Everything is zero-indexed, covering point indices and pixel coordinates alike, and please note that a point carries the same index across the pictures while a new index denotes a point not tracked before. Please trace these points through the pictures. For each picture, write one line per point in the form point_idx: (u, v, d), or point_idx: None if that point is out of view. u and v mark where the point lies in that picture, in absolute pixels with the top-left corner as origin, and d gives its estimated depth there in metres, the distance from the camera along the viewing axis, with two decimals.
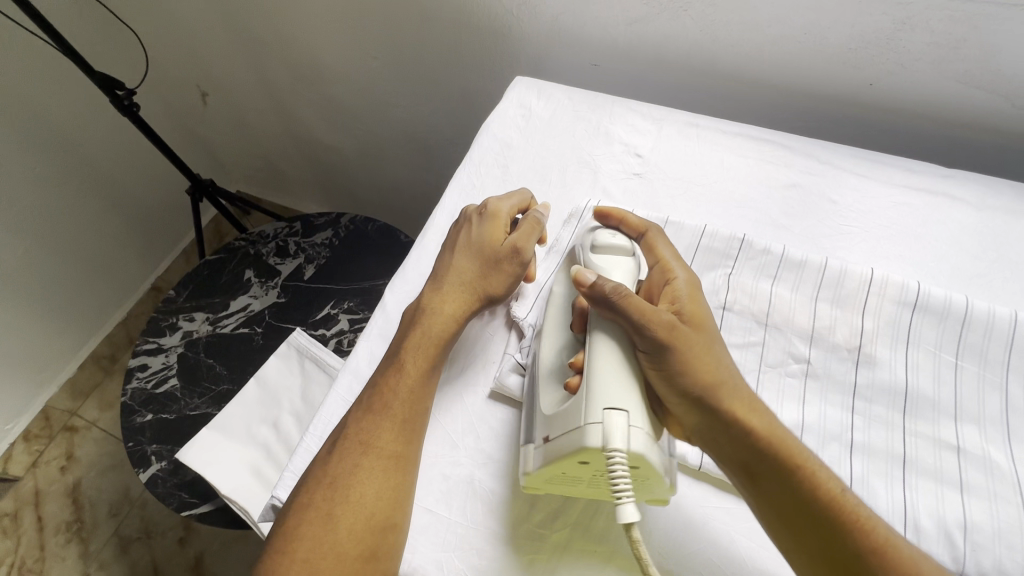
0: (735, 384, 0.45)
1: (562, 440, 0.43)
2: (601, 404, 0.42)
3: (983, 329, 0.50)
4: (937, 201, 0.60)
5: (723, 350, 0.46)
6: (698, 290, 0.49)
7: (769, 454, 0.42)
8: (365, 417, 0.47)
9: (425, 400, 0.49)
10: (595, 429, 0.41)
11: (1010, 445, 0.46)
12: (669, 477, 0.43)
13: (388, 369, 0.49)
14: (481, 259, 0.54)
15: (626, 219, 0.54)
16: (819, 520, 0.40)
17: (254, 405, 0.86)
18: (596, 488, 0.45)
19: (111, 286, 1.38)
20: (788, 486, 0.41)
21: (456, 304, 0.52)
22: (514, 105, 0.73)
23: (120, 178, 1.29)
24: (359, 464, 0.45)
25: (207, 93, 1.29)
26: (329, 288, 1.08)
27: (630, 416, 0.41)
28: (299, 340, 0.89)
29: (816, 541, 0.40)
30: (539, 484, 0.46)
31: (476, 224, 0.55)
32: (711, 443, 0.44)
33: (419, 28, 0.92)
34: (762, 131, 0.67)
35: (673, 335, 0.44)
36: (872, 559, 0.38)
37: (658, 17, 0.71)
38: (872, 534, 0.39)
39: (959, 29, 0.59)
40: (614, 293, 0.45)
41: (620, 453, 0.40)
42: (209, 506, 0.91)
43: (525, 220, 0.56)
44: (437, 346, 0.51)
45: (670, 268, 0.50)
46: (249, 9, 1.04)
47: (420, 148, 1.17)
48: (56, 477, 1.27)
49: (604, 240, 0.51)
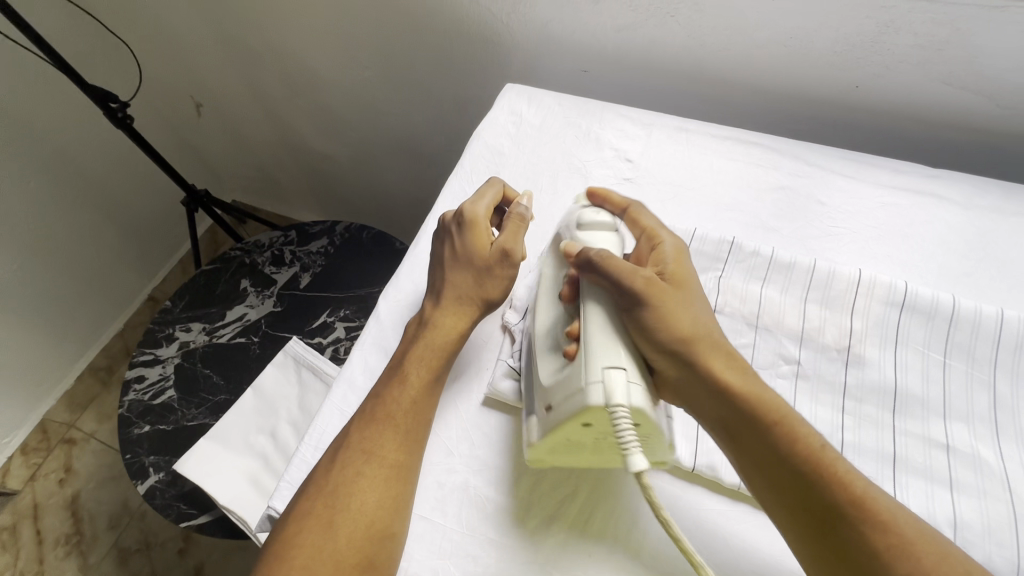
0: (715, 340, 0.45)
1: (563, 404, 0.44)
2: (600, 364, 0.43)
3: (970, 327, 0.50)
4: (924, 201, 0.61)
5: (704, 308, 0.47)
6: (683, 253, 0.50)
7: (746, 408, 0.42)
8: (367, 426, 0.47)
9: (426, 411, 0.49)
10: (596, 387, 0.42)
11: (998, 442, 0.46)
12: (667, 435, 0.45)
13: (390, 379, 0.50)
14: (473, 269, 0.54)
15: (610, 198, 0.55)
16: (793, 472, 0.40)
17: (251, 414, 0.86)
18: (599, 454, 0.47)
19: (107, 296, 1.37)
20: (762, 440, 0.42)
21: (458, 317, 0.53)
22: (504, 112, 0.74)
23: (114, 188, 1.29)
24: (361, 472, 0.45)
25: (201, 103, 1.30)
26: (325, 296, 1.08)
27: (629, 373, 0.42)
28: (295, 349, 0.89)
29: (791, 490, 0.40)
30: (544, 455, 0.48)
31: (458, 234, 0.55)
32: (692, 399, 0.44)
33: (410, 37, 0.93)
34: (750, 135, 0.68)
35: (652, 290, 0.45)
36: (851, 511, 0.38)
37: (645, 23, 0.72)
38: (849, 487, 0.39)
39: (942, 32, 0.60)
40: (597, 256, 0.47)
41: (623, 409, 0.41)
42: (208, 517, 0.91)
43: (509, 217, 0.56)
44: (440, 356, 0.51)
45: (656, 235, 0.51)
46: (241, 20, 1.05)
47: (414, 156, 1.18)
48: (55, 490, 1.27)
49: (590, 217, 0.52)
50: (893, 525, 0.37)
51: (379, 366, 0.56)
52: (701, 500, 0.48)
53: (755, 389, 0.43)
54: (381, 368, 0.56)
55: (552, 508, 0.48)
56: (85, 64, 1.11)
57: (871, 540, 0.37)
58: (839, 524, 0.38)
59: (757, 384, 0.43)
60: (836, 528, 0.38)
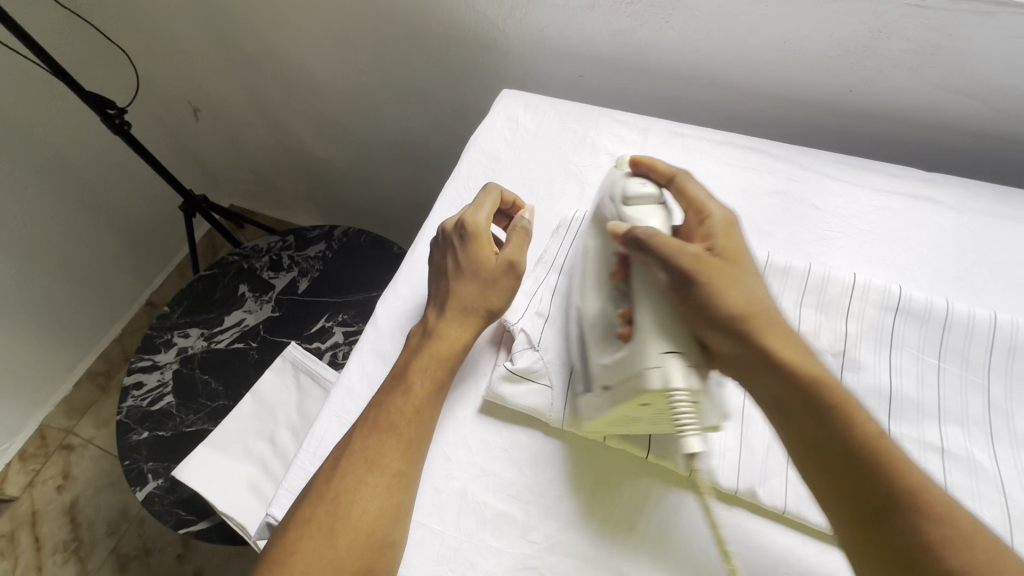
0: (771, 318, 0.45)
1: (622, 387, 0.45)
2: (656, 349, 0.43)
3: (964, 331, 0.50)
4: (918, 205, 0.62)
5: (760, 283, 0.47)
6: (734, 225, 0.50)
7: (804, 390, 0.42)
8: (370, 435, 0.47)
9: (429, 421, 0.49)
10: (655, 372, 0.42)
11: (993, 445, 0.46)
12: (720, 405, 0.44)
13: (394, 387, 0.50)
14: (477, 280, 0.54)
15: (655, 166, 0.54)
16: (848, 458, 0.40)
17: (249, 419, 0.86)
18: (658, 424, 0.46)
19: (105, 302, 1.37)
20: (824, 425, 0.41)
21: (462, 328, 0.53)
22: (501, 118, 0.74)
23: (112, 194, 1.29)
24: (364, 481, 0.45)
25: (199, 108, 1.30)
26: (323, 301, 1.08)
27: (684, 356, 0.43)
28: (294, 354, 0.90)
29: (846, 475, 0.40)
30: (600, 427, 0.48)
31: (460, 246, 0.55)
32: (748, 376, 0.44)
33: (407, 42, 0.93)
34: (746, 139, 0.68)
35: (700, 268, 0.45)
36: (906, 500, 0.38)
37: (641, 29, 0.73)
38: (906, 476, 0.38)
39: (933, 37, 0.60)
40: (643, 236, 0.47)
41: (681, 391, 0.42)
42: (206, 523, 0.91)
43: (513, 229, 0.57)
44: (445, 366, 0.51)
45: (704, 207, 0.51)
46: (239, 26, 1.05)
47: (412, 160, 1.18)
48: (53, 496, 1.27)
49: (634, 190, 0.51)
50: (951, 517, 0.37)
51: (377, 373, 0.56)
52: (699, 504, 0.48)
53: (815, 371, 0.43)
54: (379, 375, 0.56)
55: (550, 511, 0.48)
56: (83, 70, 1.11)
57: (923, 532, 0.37)
58: (894, 511, 0.38)
59: (814, 365, 0.43)
60: (891, 518, 0.38)
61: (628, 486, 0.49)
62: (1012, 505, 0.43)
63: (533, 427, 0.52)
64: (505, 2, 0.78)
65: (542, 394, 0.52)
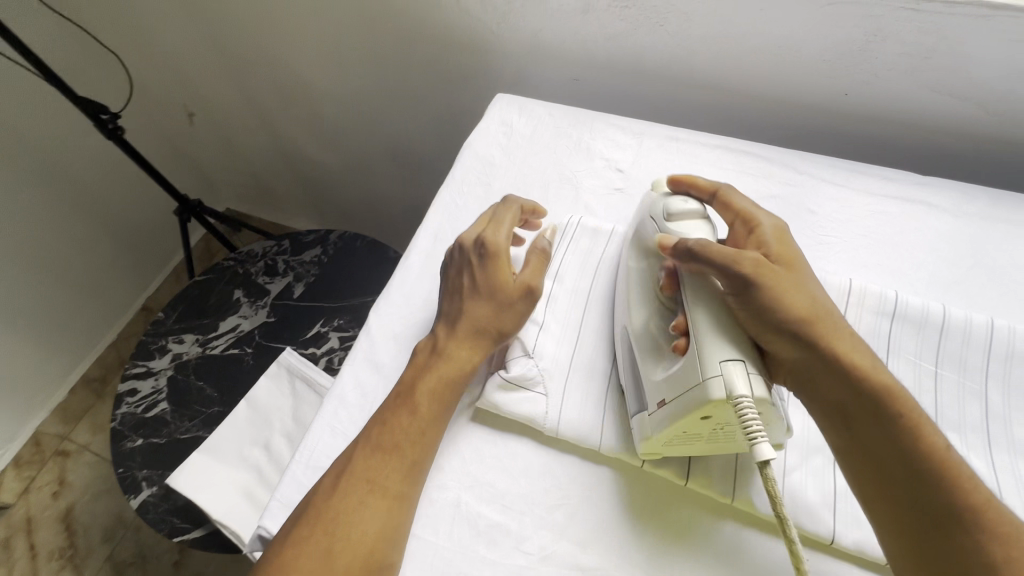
0: (836, 324, 0.45)
1: (681, 399, 0.43)
2: (716, 357, 0.42)
3: (961, 336, 0.50)
4: (914, 209, 0.61)
5: (819, 290, 0.47)
6: (785, 233, 0.49)
7: (870, 399, 0.42)
8: (372, 456, 0.46)
9: (432, 442, 0.49)
10: (717, 381, 0.41)
11: (991, 452, 0.46)
12: (785, 420, 0.43)
13: (398, 407, 0.49)
14: (493, 301, 0.52)
15: (696, 182, 0.55)
16: (913, 469, 0.40)
17: (244, 426, 0.85)
18: (719, 444, 0.45)
19: (101, 308, 1.37)
20: (888, 436, 0.41)
21: (471, 349, 0.51)
22: (495, 122, 0.74)
23: (105, 197, 1.28)
24: (364, 503, 0.44)
25: (194, 112, 1.29)
26: (318, 306, 1.08)
27: (747, 364, 0.41)
28: (289, 360, 0.89)
29: (907, 489, 0.40)
30: (657, 448, 0.46)
31: (478, 265, 0.54)
32: (810, 384, 0.44)
33: (402, 46, 0.93)
34: (742, 143, 0.68)
35: (762, 274, 0.44)
36: (968, 517, 0.38)
37: (635, 32, 0.72)
38: (970, 493, 0.38)
39: (928, 40, 0.60)
40: (696, 246, 0.46)
41: (747, 399, 0.40)
42: (201, 531, 0.90)
43: (531, 251, 0.57)
44: (452, 387, 0.50)
45: (752, 216, 0.50)
46: (233, 30, 1.05)
47: (408, 164, 1.18)
48: (49, 503, 1.26)
49: (678, 207, 0.51)
50: (1014, 537, 0.37)
51: (370, 382, 0.55)
52: (698, 514, 0.46)
53: (883, 380, 0.42)
54: (372, 384, 0.55)
55: (544, 522, 0.47)
56: (77, 75, 1.10)
57: (987, 549, 0.37)
58: (956, 527, 0.38)
59: (881, 373, 0.43)
60: (954, 532, 0.38)
61: (626, 496, 0.48)
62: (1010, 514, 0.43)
63: (526, 436, 0.51)
64: (499, 5, 0.78)
65: (537, 404, 0.51)
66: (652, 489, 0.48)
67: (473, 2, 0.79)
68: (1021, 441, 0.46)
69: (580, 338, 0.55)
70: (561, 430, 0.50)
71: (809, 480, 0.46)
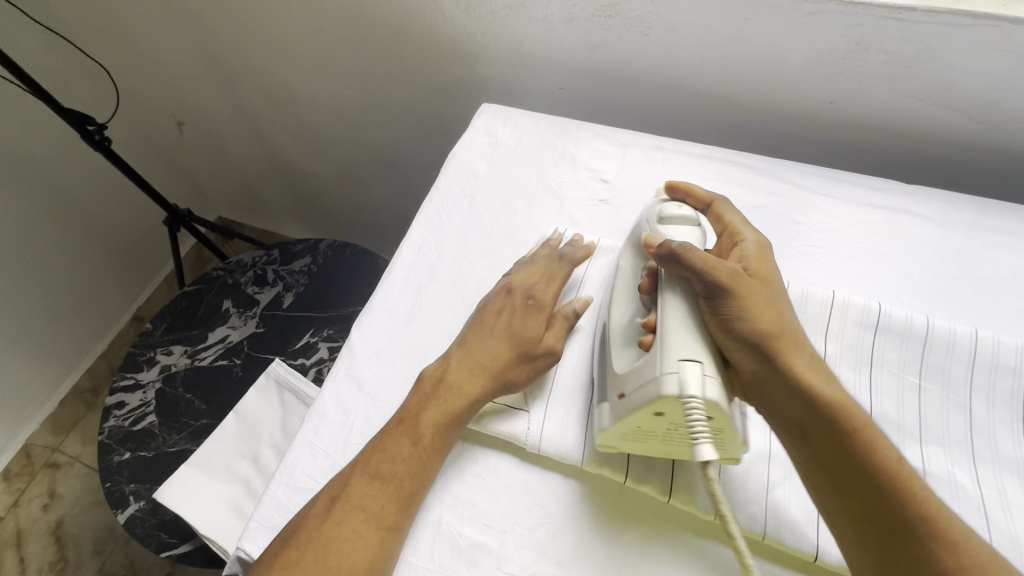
0: (797, 339, 0.45)
1: (636, 393, 0.43)
2: (675, 356, 0.42)
3: (945, 348, 0.50)
4: (900, 219, 0.61)
5: (786, 306, 0.47)
6: (766, 250, 0.49)
7: (827, 411, 0.41)
8: (370, 483, 0.46)
9: (430, 471, 0.48)
10: (671, 377, 0.41)
11: (975, 466, 0.45)
12: (741, 432, 0.43)
13: (400, 433, 0.49)
14: (517, 346, 0.52)
15: (693, 191, 0.55)
16: (866, 481, 0.39)
17: (232, 439, 0.84)
18: (670, 446, 0.45)
19: (90, 318, 1.36)
20: (843, 450, 0.40)
21: (477, 383, 0.51)
22: (480, 133, 0.73)
23: (89, 207, 1.25)
24: (358, 531, 0.44)
25: (183, 121, 1.29)
26: (307, 316, 1.07)
27: (704, 366, 0.42)
28: (277, 372, 0.86)
29: (859, 500, 0.39)
30: (614, 441, 0.46)
31: (516, 310, 0.54)
32: (768, 398, 0.44)
33: (388, 56, 0.92)
34: (727, 153, 0.68)
35: (734, 285, 0.45)
36: (919, 528, 0.37)
37: (620, 42, 0.72)
38: (921, 505, 0.38)
39: (910, 49, 0.60)
40: (681, 248, 0.47)
41: (697, 400, 0.41)
42: (189, 545, 0.90)
43: (556, 314, 0.55)
44: (454, 419, 0.50)
45: (738, 231, 0.51)
46: (220, 40, 1.04)
47: (397, 173, 1.17)
48: (38, 516, 1.25)
49: (671, 211, 0.52)
50: (965, 548, 0.36)
51: (351, 399, 0.55)
52: (678, 532, 0.46)
53: (840, 395, 0.42)
54: (353, 401, 0.55)
55: (526, 541, 0.46)
56: (62, 85, 1.10)
57: (939, 561, 0.36)
58: (905, 538, 0.37)
59: (837, 389, 0.42)
60: (905, 544, 0.37)
61: (608, 513, 0.47)
62: (994, 530, 0.43)
63: (509, 452, 0.51)
64: (484, 15, 0.78)
65: (520, 420, 0.51)
66: (635, 506, 0.48)
67: (457, 12, 0.79)
68: (1004, 454, 0.46)
69: (566, 352, 0.55)
70: (542, 447, 0.49)
71: (793, 496, 0.46)
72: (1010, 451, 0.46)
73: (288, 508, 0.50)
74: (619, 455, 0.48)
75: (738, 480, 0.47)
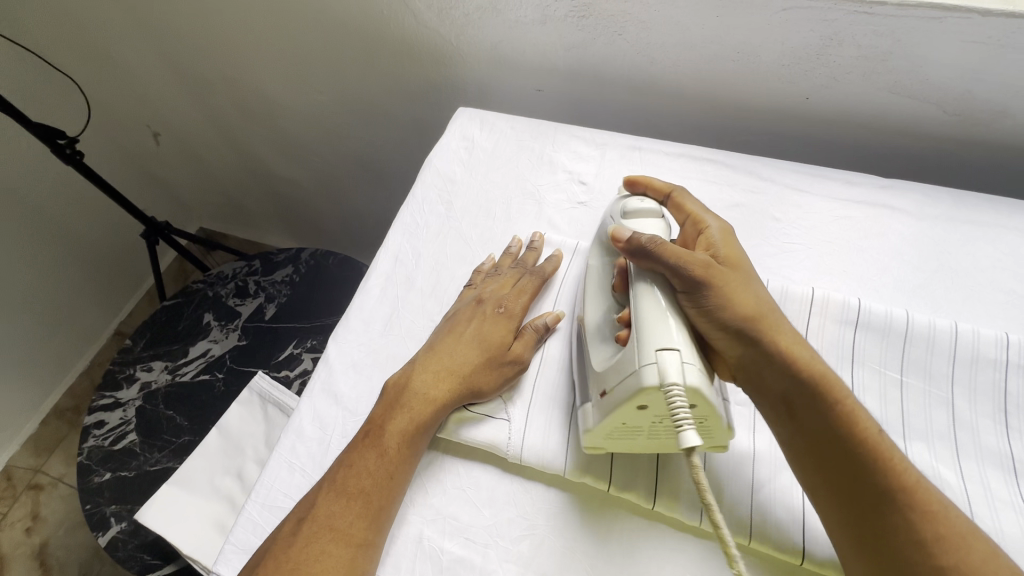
0: (778, 321, 0.44)
1: (618, 389, 0.43)
2: (653, 347, 0.42)
3: (926, 343, 0.50)
4: (878, 212, 0.61)
5: (764, 292, 0.46)
6: (731, 234, 0.49)
7: (809, 388, 0.41)
8: (337, 500, 0.45)
9: (399, 487, 0.47)
10: (650, 368, 0.41)
11: (959, 461, 0.45)
12: (725, 417, 0.42)
13: (365, 449, 0.48)
14: (484, 351, 0.52)
15: (651, 184, 0.55)
16: (849, 453, 0.39)
17: (216, 455, 0.77)
18: (659, 439, 0.44)
19: (70, 337, 1.33)
20: (825, 422, 0.40)
21: (445, 390, 0.50)
22: (455, 138, 0.73)
23: (58, 219, 1.21)
24: (325, 550, 0.43)
25: (158, 132, 1.26)
26: (289, 327, 1.05)
27: (682, 354, 0.41)
28: (261, 384, 0.79)
29: (845, 475, 0.39)
30: (599, 441, 0.46)
31: (484, 322, 0.54)
32: (752, 378, 0.43)
33: (361, 56, 0.90)
34: (707, 151, 0.67)
35: (711, 274, 0.44)
36: (900, 497, 0.37)
37: (595, 42, 0.71)
38: (903, 474, 0.38)
39: (883, 43, 0.60)
40: (650, 243, 0.46)
41: (678, 388, 0.39)
42: (173, 566, 0.88)
43: (524, 330, 0.54)
44: (420, 429, 0.49)
45: (701, 219, 0.50)
46: (189, 44, 1.02)
47: (377, 176, 1.15)
48: (21, 540, 1.22)
49: (634, 206, 0.52)
50: (943, 516, 0.36)
51: (330, 416, 0.54)
52: (661, 537, 0.45)
53: (822, 371, 0.42)
54: (331, 416, 0.54)
55: (509, 555, 0.45)
56: (30, 100, 1.06)
57: (918, 529, 0.36)
58: (889, 510, 0.37)
59: (820, 366, 0.42)
60: (885, 514, 0.37)
61: (591, 521, 0.46)
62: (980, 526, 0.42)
63: (491, 464, 0.50)
64: (457, 18, 0.77)
65: (502, 429, 0.50)
66: (618, 514, 0.47)
67: (431, 17, 0.78)
68: (987, 448, 0.46)
69: (543, 356, 0.54)
70: (523, 457, 0.48)
71: (778, 497, 0.45)
72: (993, 445, 0.46)
73: (264, 529, 0.49)
74: (602, 463, 0.47)
75: (722, 483, 0.46)
